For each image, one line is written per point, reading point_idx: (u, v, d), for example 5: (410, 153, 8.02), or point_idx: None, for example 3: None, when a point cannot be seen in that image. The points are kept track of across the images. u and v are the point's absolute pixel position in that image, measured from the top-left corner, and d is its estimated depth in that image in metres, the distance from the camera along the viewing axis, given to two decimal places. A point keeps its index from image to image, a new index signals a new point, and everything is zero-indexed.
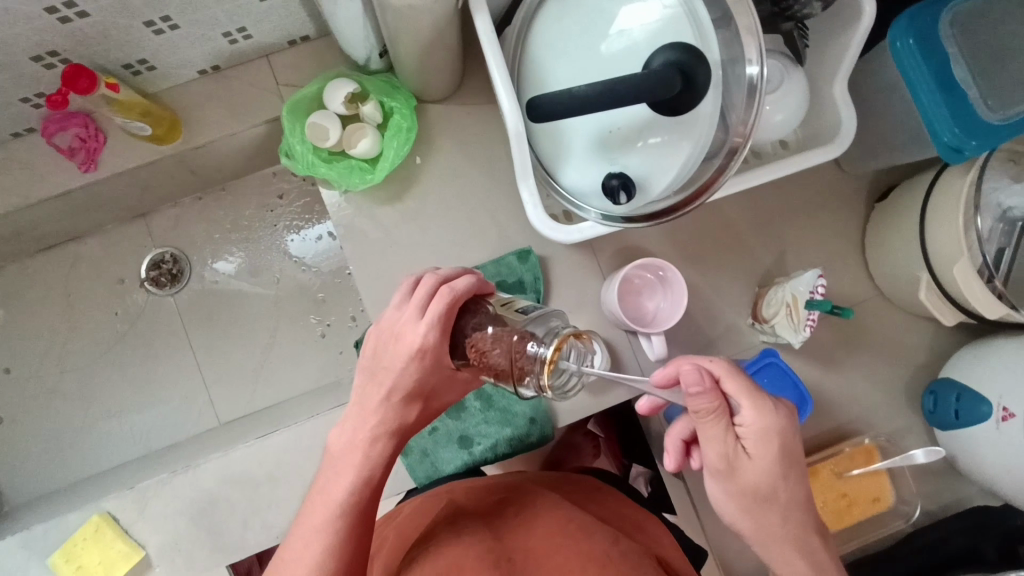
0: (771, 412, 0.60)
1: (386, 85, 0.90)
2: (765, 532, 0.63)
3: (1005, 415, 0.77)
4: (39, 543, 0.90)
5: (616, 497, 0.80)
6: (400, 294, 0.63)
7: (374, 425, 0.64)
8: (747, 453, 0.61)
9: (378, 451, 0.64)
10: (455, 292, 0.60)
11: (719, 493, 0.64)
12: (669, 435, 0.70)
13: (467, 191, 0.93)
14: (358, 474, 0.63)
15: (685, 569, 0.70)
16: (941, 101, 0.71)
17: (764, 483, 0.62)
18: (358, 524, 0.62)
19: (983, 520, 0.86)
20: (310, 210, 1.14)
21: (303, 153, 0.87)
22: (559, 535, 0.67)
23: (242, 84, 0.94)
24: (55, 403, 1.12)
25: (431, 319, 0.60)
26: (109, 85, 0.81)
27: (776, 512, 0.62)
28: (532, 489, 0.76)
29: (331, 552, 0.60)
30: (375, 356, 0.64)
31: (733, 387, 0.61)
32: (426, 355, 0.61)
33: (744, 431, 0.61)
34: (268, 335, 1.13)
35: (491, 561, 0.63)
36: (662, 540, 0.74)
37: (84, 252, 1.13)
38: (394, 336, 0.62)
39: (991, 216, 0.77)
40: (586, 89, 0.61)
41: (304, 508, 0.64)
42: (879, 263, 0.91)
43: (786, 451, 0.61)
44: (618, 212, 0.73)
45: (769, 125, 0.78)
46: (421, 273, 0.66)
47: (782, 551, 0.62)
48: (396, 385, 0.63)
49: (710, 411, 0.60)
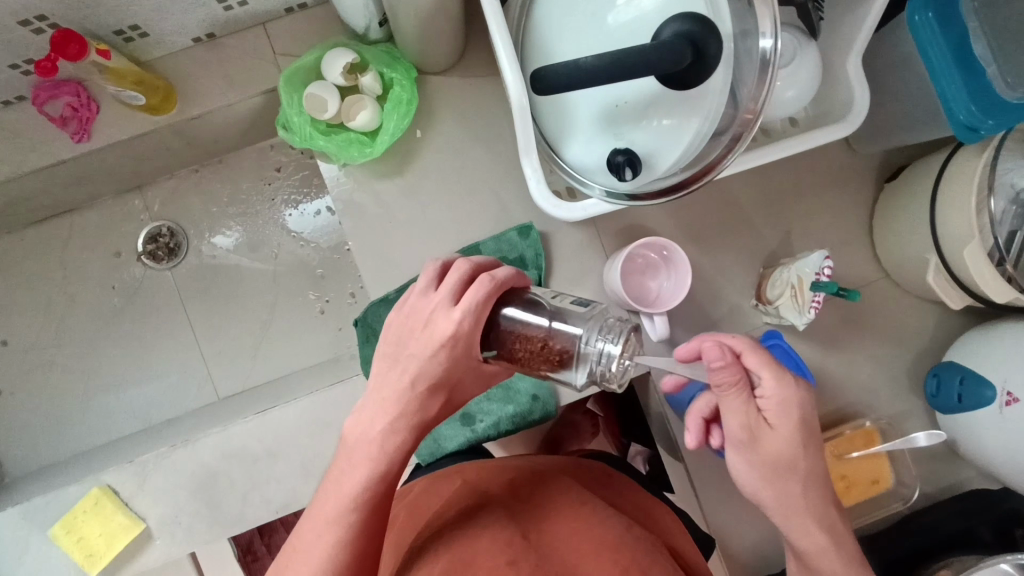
0: (791, 384, 0.60)
1: (386, 55, 0.87)
2: (787, 502, 0.62)
3: (1008, 400, 0.76)
4: (38, 515, 0.90)
5: (625, 483, 0.80)
6: (427, 278, 0.62)
7: (395, 418, 0.61)
8: (771, 424, 0.61)
9: (395, 445, 0.61)
10: (498, 280, 0.59)
11: (739, 464, 0.63)
12: (689, 414, 0.70)
13: (469, 166, 0.91)
14: (373, 469, 0.60)
15: (695, 558, 0.70)
16: (958, 78, 0.69)
17: (789, 454, 0.61)
18: (373, 516, 0.60)
19: (982, 503, 0.86)
20: (309, 184, 1.13)
21: (301, 125, 0.85)
22: (573, 521, 0.66)
23: (238, 52, 0.91)
24: (53, 375, 1.11)
25: (467, 304, 0.58)
26: (100, 51, 0.79)
27: (798, 482, 0.62)
28: (544, 473, 0.76)
29: (344, 544, 0.58)
30: (399, 342, 0.62)
31: (755, 361, 0.60)
32: (457, 342, 0.59)
33: (766, 403, 0.61)
34: (266, 311, 1.12)
35: (505, 542, 0.63)
36: (674, 529, 0.73)
37: (81, 224, 1.12)
38: (423, 322, 0.60)
39: (1004, 198, 0.75)
40: (594, 61, 0.59)
41: (317, 499, 0.61)
42: (887, 245, 0.89)
43: (807, 420, 0.61)
44: (623, 188, 0.71)
45: (780, 102, 0.76)
46: (446, 259, 0.64)
47: (803, 522, 0.62)
48: (422, 372, 0.60)
49: (733, 384, 0.59)
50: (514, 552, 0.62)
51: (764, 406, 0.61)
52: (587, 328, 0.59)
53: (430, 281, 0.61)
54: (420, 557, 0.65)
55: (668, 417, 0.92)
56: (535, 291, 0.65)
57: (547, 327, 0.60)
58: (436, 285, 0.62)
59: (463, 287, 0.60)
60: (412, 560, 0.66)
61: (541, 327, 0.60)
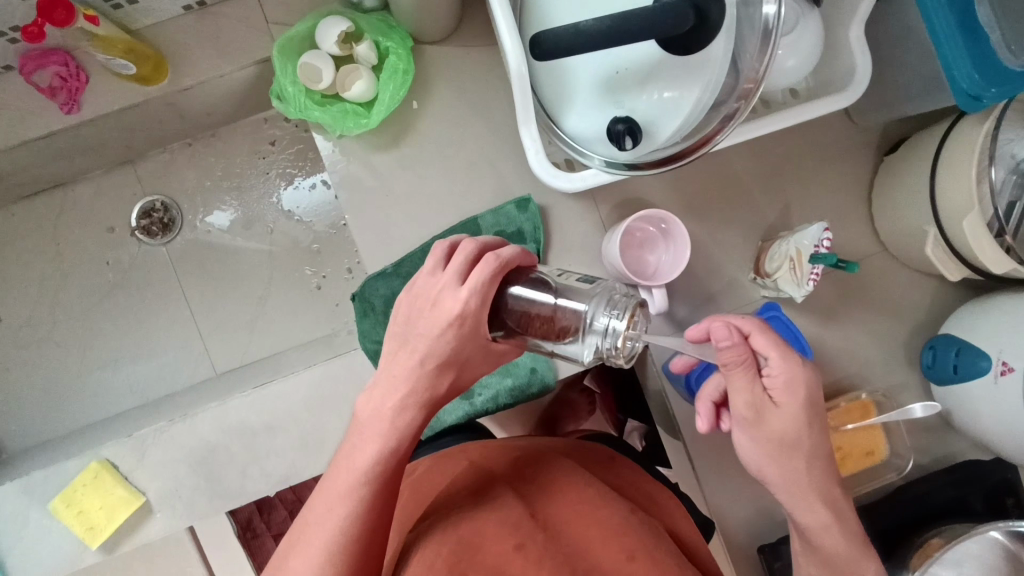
0: (797, 363, 0.61)
1: (382, 24, 0.86)
2: (790, 479, 0.64)
3: (1004, 369, 0.77)
4: (39, 489, 0.90)
5: (630, 467, 0.80)
6: (434, 258, 0.62)
7: (405, 395, 0.62)
8: (776, 403, 0.62)
9: (405, 422, 0.62)
10: (503, 259, 0.59)
11: (744, 440, 0.65)
12: (700, 397, 0.71)
13: (466, 137, 0.90)
14: (385, 444, 0.61)
15: (696, 542, 0.72)
16: (961, 44, 0.68)
17: (792, 431, 0.62)
18: (384, 492, 0.60)
19: (974, 473, 0.88)
20: (303, 158, 1.11)
21: (295, 95, 0.84)
22: (579, 502, 0.68)
23: (228, 20, 0.89)
24: (48, 352, 1.11)
25: (474, 283, 0.58)
26: (88, 17, 0.78)
27: (801, 459, 0.63)
28: (550, 454, 0.76)
29: (354, 519, 0.58)
30: (409, 323, 0.62)
31: (764, 342, 0.61)
32: (465, 320, 0.60)
33: (772, 382, 0.62)
34: (263, 287, 1.12)
35: (512, 525, 0.65)
36: (676, 513, 0.75)
37: (74, 199, 1.11)
38: (431, 301, 0.61)
39: (1005, 167, 0.75)
40: (594, 25, 0.60)
41: (329, 473, 0.62)
42: (886, 218, 0.89)
43: (813, 400, 0.62)
44: (622, 159, 0.70)
45: (781, 71, 0.75)
46: (455, 238, 0.65)
47: (807, 499, 0.63)
48: (430, 352, 0.61)
49: (741, 363, 0.60)
50: (522, 535, 0.63)
51: (770, 385, 0.62)
52: (591, 303, 0.59)
53: (438, 261, 0.62)
54: (423, 536, 0.66)
55: (666, 391, 0.92)
56: (541, 271, 0.66)
57: (552, 303, 0.61)
58: (444, 265, 0.62)
59: (470, 267, 0.60)
60: (418, 538, 0.66)
61: (547, 303, 0.61)
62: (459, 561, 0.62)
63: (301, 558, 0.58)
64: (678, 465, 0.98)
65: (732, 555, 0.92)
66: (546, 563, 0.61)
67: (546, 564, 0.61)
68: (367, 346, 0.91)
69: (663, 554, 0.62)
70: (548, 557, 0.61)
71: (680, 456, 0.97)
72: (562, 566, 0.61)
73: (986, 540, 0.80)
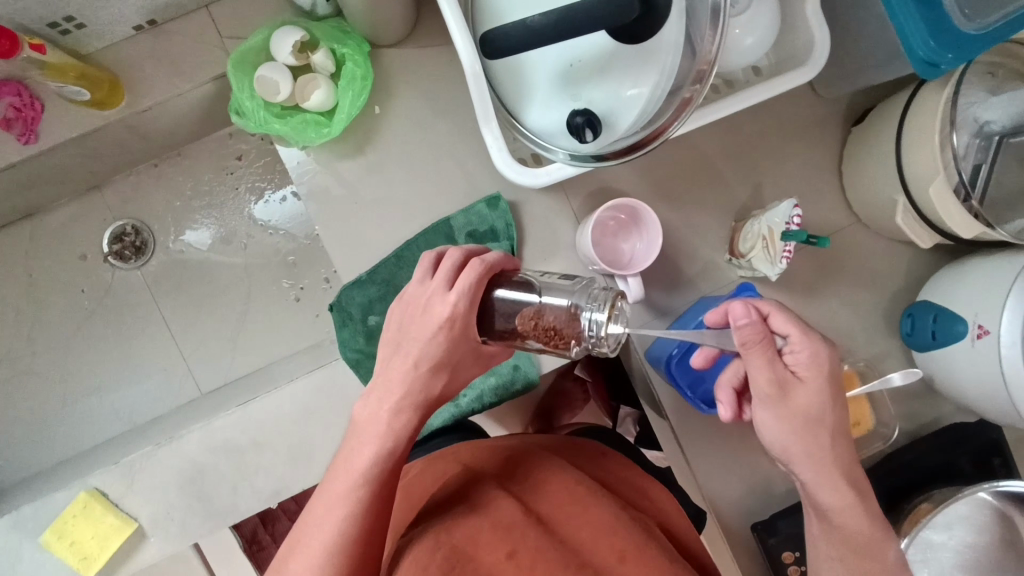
0: (817, 341, 0.64)
1: (337, 31, 0.85)
2: (819, 453, 0.64)
3: (980, 332, 0.76)
4: (29, 523, 0.90)
5: (620, 460, 0.81)
6: (422, 268, 0.63)
7: (400, 398, 0.62)
8: (798, 378, 0.64)
9: (401, 423, 0.62)
10: (489, 263, 0.61)
11: (769, 422, 0.64)
12: (720, 387, 0.72)
13: (432, 140, 0.89)
14: (381, 445, 0.61)
15: (686, 535, 0.73)
16: (913, 11, 0.67)
17: (818, 404, 0.64)
18: (383, 494, 0.60)
19: (960, 436, 0.89)
20: (272, 170, 1.10)
21: (254, 109, 0.84)
22: (567, 500, 0.68)
23: (182, 38, 0.88)
24: (30, 384, 1.10)
25: (462, 287, 0.60)
26: (33, 46, 0.77)
27: (826, 434, 0.64)
28: (539, 451, 0.77)
29: (353, 521, 0.58)
30: (401, 328, 0.63)
31: (782, 321, 0.64)
32: (454, 324, 0.61)
33: (795, 357, 0.64)
34: (242, 302, 1.11)
35: (505, 527, 0.65)
36: (666, 505, 0.76)
37: (43, 228, 1.10)
38: (421, 308, 0.62)
39: (969, 132, 0.76)
40: (541, 20, 0.62)
41: (328, 476, 0.62)
42: (857, 189, 0.89)
43: (834, 375, 0.64)
44: (587, 150, 0.70)
45: (739, 50, 0.75)
46: (441, 247, 0.66)
47: (832, 478, 0.64)
48: (423, 355, 0.62)
49: (765, 343, 0.61)
50: (515, 539, 0.64)
51: (791, 362, 0.64)
52: (574, 299, 0.60)
53: (426, 271, 0.63)
54: (417, 538, 0.65)
55: (650, 376, 0.92)
56: (525, 272, 0.67)
57: (537, 302, 0.62)
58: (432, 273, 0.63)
59: (457, 272, 0.61)
60: (411, 541, 0.66)
61: (532, 302, 0.62)
62: (453, 568, 0.61)
63: (301, 560, 0.58)
64: (669, 450, 0.98)
65: (727, 535, 0.92)
66: (542, 562, 0.61)
67: (542, 564, 0.61)
68: (347, 355, 0.90)
69: (653, 551, 0.63)
70: (541, 557, 0.62)
71: (669, 442, 0.98)
72: (555, 563, 0.61)
73: (974, 500, 0.81)
